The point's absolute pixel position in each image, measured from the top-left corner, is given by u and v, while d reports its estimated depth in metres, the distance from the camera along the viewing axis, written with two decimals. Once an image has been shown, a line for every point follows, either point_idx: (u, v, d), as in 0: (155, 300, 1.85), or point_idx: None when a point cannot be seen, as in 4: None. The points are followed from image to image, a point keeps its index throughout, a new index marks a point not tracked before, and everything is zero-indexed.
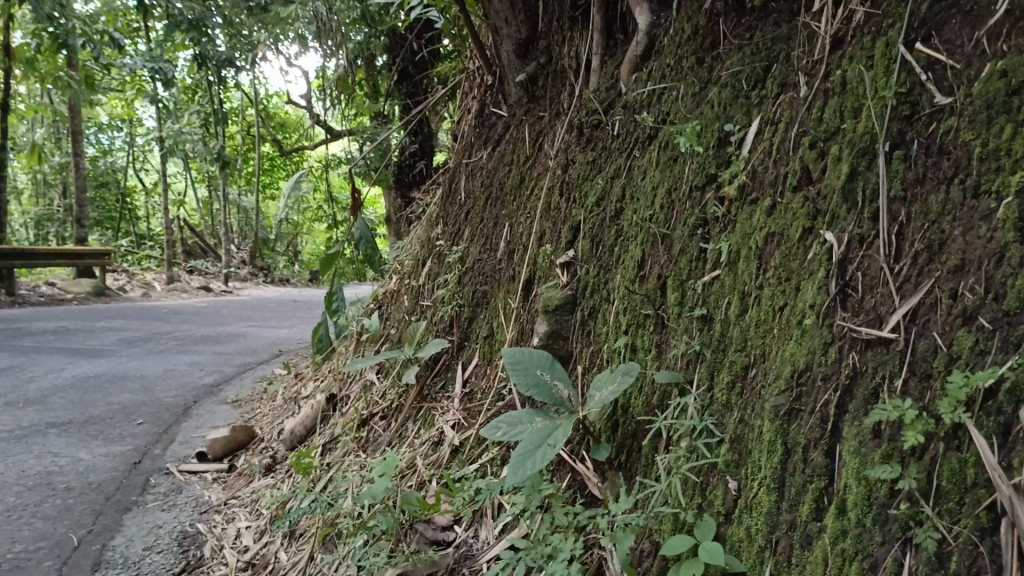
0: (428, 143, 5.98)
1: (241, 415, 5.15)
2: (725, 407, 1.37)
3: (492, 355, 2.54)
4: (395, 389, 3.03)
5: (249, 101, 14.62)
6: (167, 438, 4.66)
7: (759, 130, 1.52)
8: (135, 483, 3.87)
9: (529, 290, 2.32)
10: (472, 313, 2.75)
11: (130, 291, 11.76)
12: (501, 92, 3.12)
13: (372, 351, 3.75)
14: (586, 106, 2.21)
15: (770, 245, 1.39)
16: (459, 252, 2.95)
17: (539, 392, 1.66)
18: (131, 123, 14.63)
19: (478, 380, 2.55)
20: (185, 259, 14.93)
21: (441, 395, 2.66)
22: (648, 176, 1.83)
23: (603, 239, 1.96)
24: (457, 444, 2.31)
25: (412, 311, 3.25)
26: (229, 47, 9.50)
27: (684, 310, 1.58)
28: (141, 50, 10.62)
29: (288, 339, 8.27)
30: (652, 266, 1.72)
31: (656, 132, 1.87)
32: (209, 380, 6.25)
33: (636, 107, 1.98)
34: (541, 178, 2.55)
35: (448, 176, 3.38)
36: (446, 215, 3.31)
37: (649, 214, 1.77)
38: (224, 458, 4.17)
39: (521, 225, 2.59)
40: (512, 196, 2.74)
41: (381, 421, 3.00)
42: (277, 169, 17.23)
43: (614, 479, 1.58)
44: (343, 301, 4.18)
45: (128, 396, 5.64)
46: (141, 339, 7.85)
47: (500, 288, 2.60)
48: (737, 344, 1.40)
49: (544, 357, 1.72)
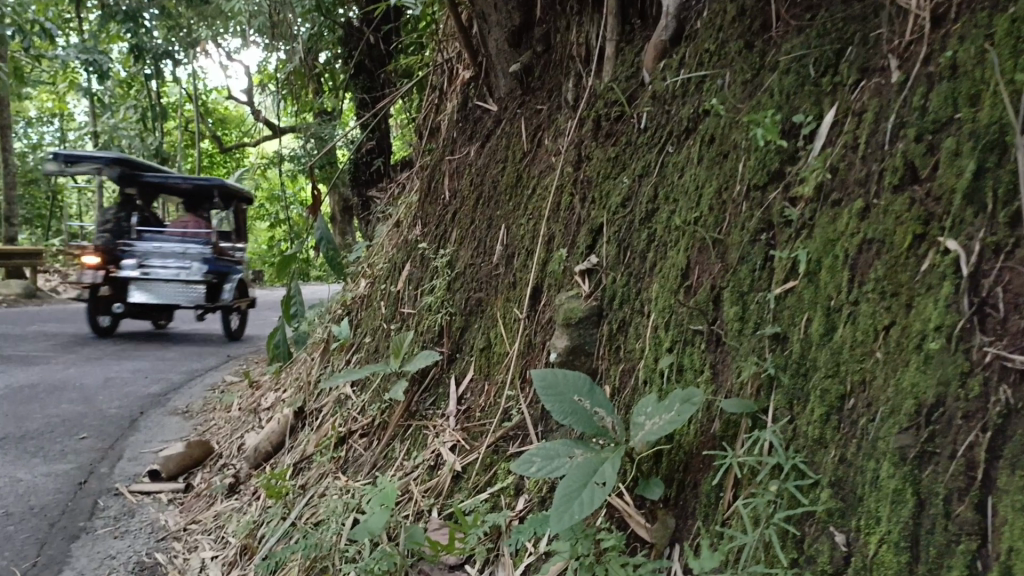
0: (386, 139, 5.68)
1: (193, 428, 4.82)
2: (816, 444, 1.17)
3: (492, 369, 2.32)
4: (376, 403, 2.79)
5: (189, 97, 14.08)
6: (113, 455, 4.32)
7: (836, 121, 1.33)
8: (81, 507, 3.55)
9: (537, 299, 2.12)
10: (464, 322, 2.53)
11: (64, 293, 11.17)
12: (488, 83, 2.90)
13: (344, 361, 3.54)
14: (603, 97, 2.01)
15: (865, 254, 1.20)
16: (447, 255, 2.73)
17: (579, 421, 1.45)
18: (63, 117, 13.97)
19: (476, 396, 2.33)
20: None
21: (432, 412, 2.44)
22: (689, 173, 1.63)
23: (634, 244, 1.76)
24: (460, 469, 2.10)
25: (391, 320, 3.01)
26: (169, 39, 9.03)
27: (746, 328, 1.39)
28: (75, 42, 10.08)
29: (235, 343, 7.88)
30: (702, 275, 1.52)
31: (694, 125, 1.67)
32: (156, 389, 5.89)
33: (667, 98, 1.78)
34: (543, 176, 2.35)
35: (427, 173, 3.15)
36: (427, 216, 3.08)
37: (694, 217, 1.58)
38: (179, 477, 3.86)
39: (522, 227, 2.38)
40: (508, 196, 2.53)
41: (362, 439, 2.76)
42: (216, 167, 16.63)
43: (665, 520, 1.38)
44: (303, 307, 3.90)
45: (67, 408, 5.25)
46: (79, 345, 7.41)
47: (499, 296, 2.39)
48: (824, 369, 1.21)
49: (581, 381, 1.51)
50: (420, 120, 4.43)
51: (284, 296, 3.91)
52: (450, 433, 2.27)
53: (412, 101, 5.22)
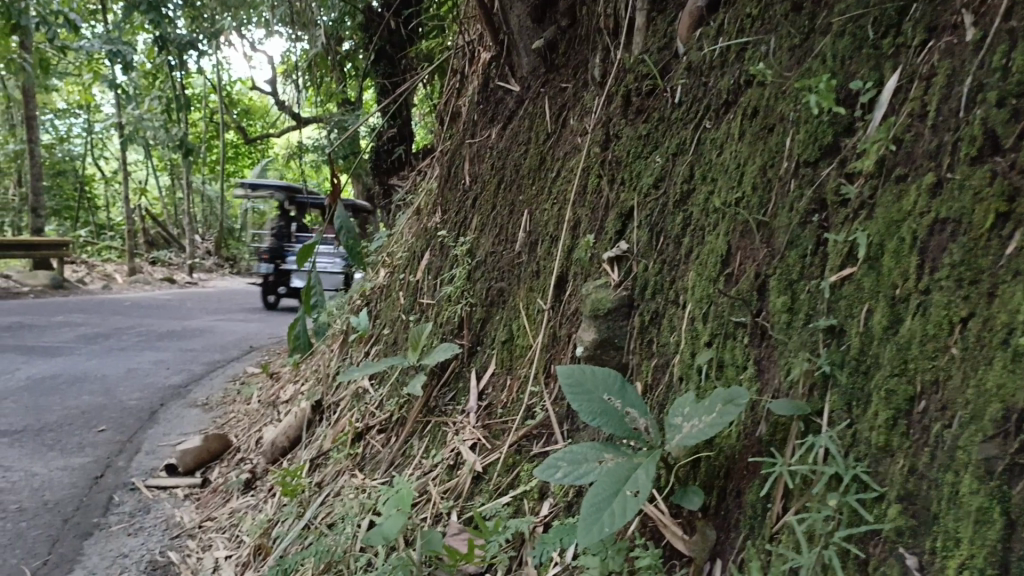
0: (407, 126, 5.56)
1: (212, 420, 4.74)
2: (880, 452, 1.03)
3: (515, 363, 2.19)
4: (394, 398, 2.68)
5: (213, 88, 14.05)
6: (131, 448, 4.25)
7: (899, 87, 1.18)
8: (97, 502, 3.47)
9: (562, 289, 1.99)
10: (485, 314, 2.40)
11: (90, 284, 11.17)
12: (510, 63, 2.76)
13: (363, 353, 3.43)
14: (633, 71, 1.87)
15: (938, 236, 1.05)
16: (467, 243, 2.60)
17: (608, 422, 1.32)
18: (89, 109, 13.99)
19: (497, 392, 2.21)
20: (148, 249, 14.32)
21: (452, 408, 2.32)
22: (730, 150, 1.49)
23: (668, 228, 1.62)
24: (480, 470, 1.97)
25: (410, 311, 2.89)
26: (192, 29, 8.96)
27: (796, 320, 1.24)
28: (99, 33, 10.05)
29: (257, 334, 7.82)
30: (744, 262, 1.38)
31: (735, 98, 1.53)
32: (177, 380, 5.83)
33: (703, 69, 1.63)
34: (568, 158, 2.21)
35: (447, 158, 3.02)
36: (447, 203, 2.95)
37: (736, 197, 1.43)
38: (196, 471, 3.77)
39: (546, 212, 2.25)
40: (531, 180, 2.39)
41: (380, 435, 2.64)
42: (240, 158, 16.61)
43: (705, 531, 1.25)
44: (323, 297, 3.80)
45: (88, 400, 5.19)
46: (102, 336, 7.38)
47: (522, 285, 2.26)
48: (888, 367, 1.07)
49: (612, 378, 1.38)
50: (442, 106, 4.30)
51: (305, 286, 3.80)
52: (471, 431, 2.14)
53: (434, 87, 5.10)
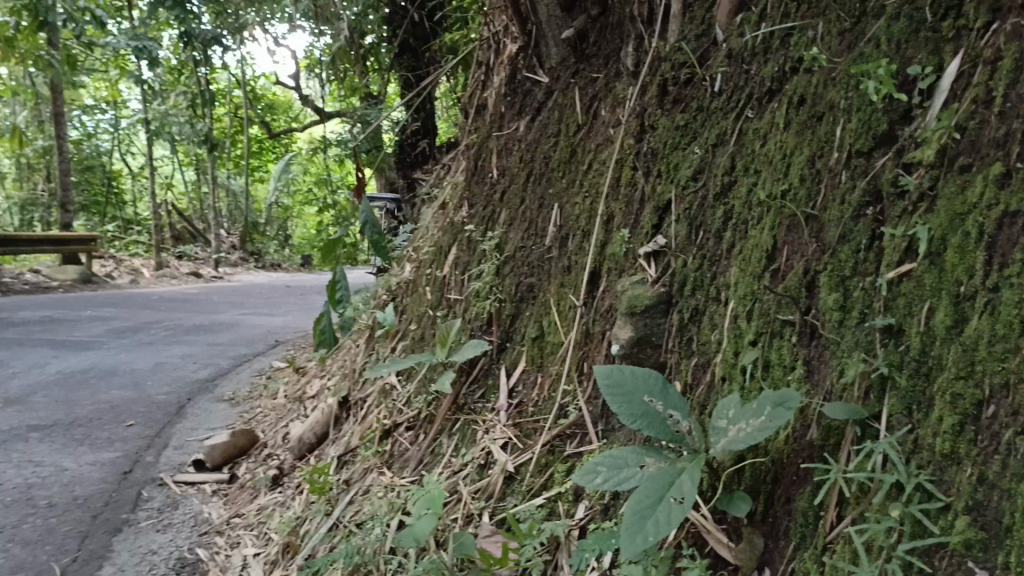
0: (431, 119, 5.51)
1: (239, 415, 4.73)
2: (946, 459, 0.97)
3: (546, 360, 2.14)
4: (422, 395, 2.63)
5: (238, 83, 14.08)
6: (159, 443, 4.24)
7: (961, 73, 1.12)
8: (125, 497, 3.46)
9: (595, 285, 1.93)
10: (515, 310, 2.35)
11: (118, 278, 11.25)
12: (538, 54, 2.71)
13: (389, 349, 3.39)
14: (669, 58, 1.80)
15: (1007, 230, 0.99)
16: (495, 238, 2.55)
17: (649, 426, 1.26)
18: (116, 105, 14.06)
19: (528, 390, 2.16)
20: (174, 244, 14.40)
21: (481, 406, 2.27)
22: (775, 141, 1.43)
23: (708, 223, 1.56)
24: (512, 471, 1.93)
25: (438, 306, 2.85)
26: (216, 24, 8.97)
27: (849, 319, 1.18)
28: (125, 29, 10.08)
29: (282, 328, 7.82)
30: (792, 257, 1.32)
31: (779, 86, 1.46)
32: (204, 374, 5.83)
33: (745, 56, 1.57)
34: (600, 151, 2.16)
35: (474, 151, 2.98)
36: (475, 196, 2.91)
37: (782, 190, 1.37)
38: (223, 467, 3.76)
39: (577, 206, 2.19)
40: (562, 173, 2.34)
41: (408, 432, 2.60)
42: (264, 153, 16.65)
43: (752, 539, 1.19)
44: (348, 292, 3.76)
45: (116, 394, 5.20)
46: (130, 330, 7.40)
47: (553, 281, 2.20)
48: (953, 369, 1.01)
49: (653, 378, 1.32)
50: (467, 98, 4.25)
51: (330, 281, 3.77)
52: (502, 430, 2.10)
53: (459, 79, 5.04)
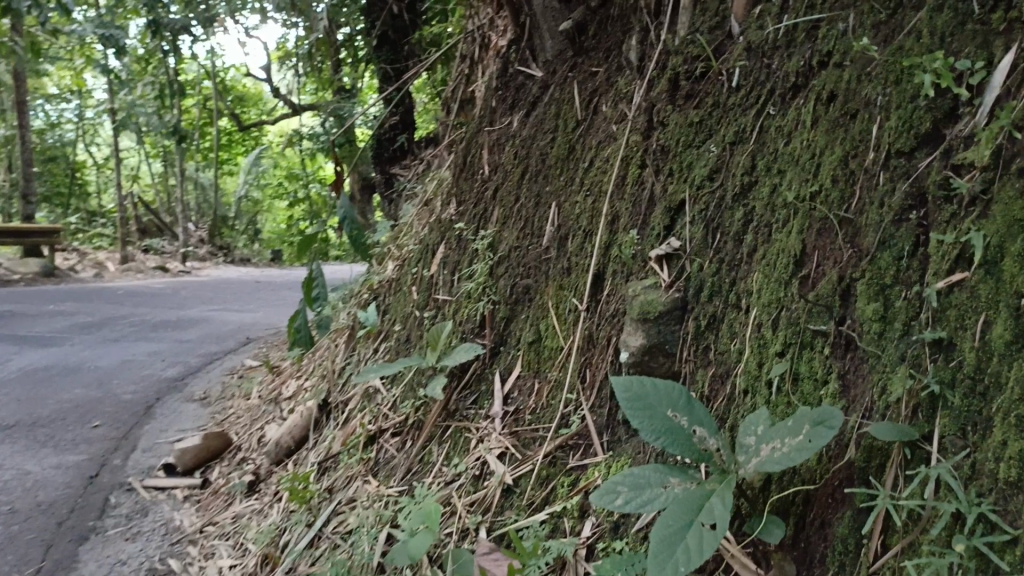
0: (410, 113, 5.38)
1: (210, 416, 4.58)
2: (1011, 487, 0.90)
3: (544, 366, 2.06)
4: (409, 400, 2.53)
5: (207, 74, 13.81)
6: (126, 445, 4.09)
7: (1016, 67, 1.04)
8: (92, 503, 3.32)
9: (599, 288, 1.85)
10: (509, 312, 2.27)
11: (82, 272, 10.96)
12: (531, 46, 2.62)
13: (372, 350, 3.29)
14: (680, 51, 1.72)
15: None
16: (488, 236, 2.47)
17: (673, 444, 1.18)
18: (81, 95, 13.73)
19: (525, 397, 2.07)
20: (140, 237, 14.10)
21: (475, 413, 2.19)
22: (803, 138, 1.35)
23: (726, 225, 1.48)
24: (511, 483, 1.84)
25: (425, 308, 2.75)
26: (186, 13, 8.74)
27: (890, 330, 1.11)
28: (91, 17, 9.80)
29: (253, 325, 7.65)
30: (823, 263, 1.24)
31: (805, 81, 1.39)
32: (173, 372, 5.66)
33: (766, 49, 1.49)
34: (602, 148, 2.07)
35: (462, 147, 2.88)
36: (463, 193, 2.81)
37: (811, 191, 1.29)
38: (195, 471, 3.63)
39: (577, 204, 2.11)
40: (560, 170, 2.26)
41: (394, 438, 2.50)
42: (234, 146, 16.36)
43: (784, 567, 1.11)
44: (325, 291, 3.64)
45: (80, 394, 5.03)
46: (95, 326, 7.20)
47: (551, 283, 2.13)
48: (1016, 389, 0.93)
49: (675, 391, 1.24)
50: (449, 92, 4.13)
51: (307, 278, 3.65)
52: (498, 439, 2.01)
53: (441, 73, 4.92)
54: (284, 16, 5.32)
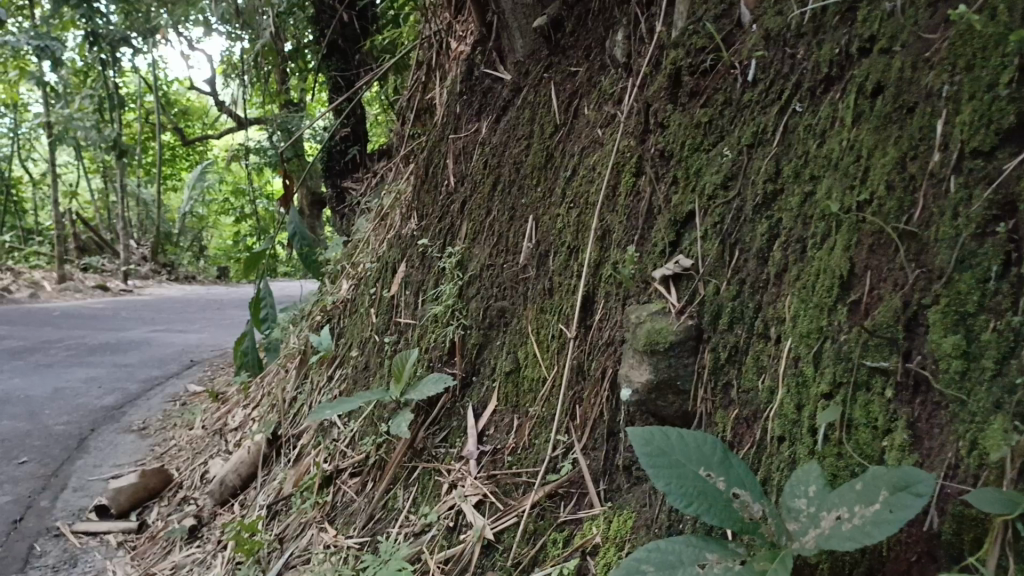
0: (362, 125, 5.12)
1: (149, 449, 4.25)
2: None
3: (524, 400, 1.86)
4: (369, 436, 2.29)
5: (149, 87, 13.34)
6: (56, 484, 3.75)
7: None
8: (15, 553, 2.99)
9: (590, 313, 1.64)
10: (483, 339, 2.05)
11: (15, 292, 10.41)
12: (500, 47, 2.41)
13: (327, 377, 3.03)
14: (681, 42, 1.51)
15: None
16: (456, 254, 2.25)
17: (712, 511, 0.95)
18: (16, 108, 13.14)
19: (504, 435, 1.85)
20: (79, 255, 13.53)
21: (446, 454, 1.96)
22: (842, 138, 1.15)
23: (746, 241, 1.27)
24: (492, 538, 1.60)
25: (386, 333, 2.51)
26: (125, 23, 8.36)
27: (978, 370, 0.90)
28: (25, 27, 9.34)
29: (198, 346, 7.28)
30: (878, 285, 1.04)
31: (841, 72, 1.19)
32: (110, 400, 5.30)
33: (789, 37, 1.28)
34: (586, 155, 1.86)
35: (424, 156, 2.66)
36: (425, 207, 2.59)
37: (858, 200, 1.09)
38: (132, 512, 3.31)
39: (558, 218, 1.89)
40: (537, 180, 2.05)
41: (353, 480, 2.25)
42: (177, 161, 15.86)
43: None
44: (274, 312, 3.35)
45: (6, 426, 4.64)
46: (27, 350, 6.76)
47: (531, 305, 1.92)
48: None
49: (706, 444, 1.02)
50: (404, 102, 3.90)
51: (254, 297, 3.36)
52: (474, 484, 1.78)
53: (395, 83, 4.68)
54: (227, 25, 5.04)
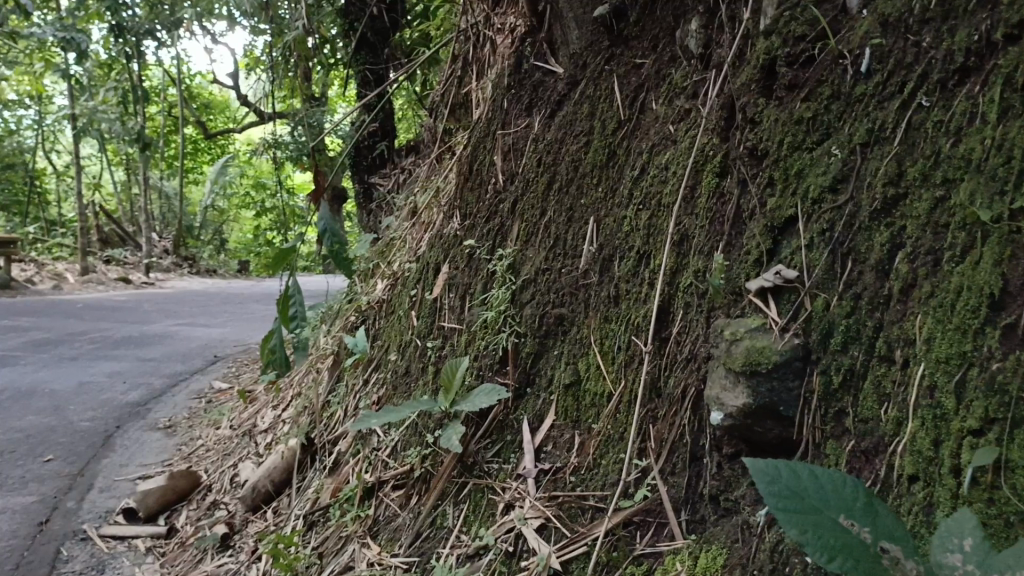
0: (391, 120, 5.01)
1: (175, 449, 4.16)
2: None
3: (585, 416, 1.74)
4: (413, 446, 2.17)
5: (173, 80, 13.29)
6: (82, 484, 3.66)
7: None
8: (42, 557, 2.90)
9: (666, 324, 1.51)
10: (538, 347, 1.92)
11: (38, 283, 10.37)
12: (554, 37, 2.28)
13: (362, 380, 2.92)
14: (774, 30, 1.37)
15: None
16: (508, 257, 2.12)
17: (856, 566, 0.83)
18: (41, 100, 13.12)
19: (565, 453, 1.73)
20: (102, 248, 13.52)
21: (501, 471, 1.84)
22: (987, 138, 1.01)
23: (861, 251, 1.14)
24: (559, 569, 1.47)
25: (428, 336, 2.39)
26: (150, 15, 8.25)
27: None
28: (51, 19, 9.27)
29: (222, 341, 7.20)
30: None
31: (980, 63, 1.06)
32: (134, 396, 5.21)
33: (913, 22, 1.15)
34: (656, 153, 1.73)
35: (468, 153, 2.54)
36: (469, 206, 2.47)
37: (1009, 208, 0.97)
38: (160, 516, 3.22)
39: (624, 220, 1.76)
40: (597, 180, 1.92)
41: (396, 494, 2.13)
42: (200, 154, 15.82)
43: None
44: (301, 307, 3.20)
45: (31, 422, 4.56)
46: (50, 343, 6.70)
47: (593, 313, 1.79)
48: None
49: (845, 487, 0.90)
50: (440, 97, 3.78)
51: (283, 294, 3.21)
52: (535, 506, 1.65)
53: (426, 78, 4.57)
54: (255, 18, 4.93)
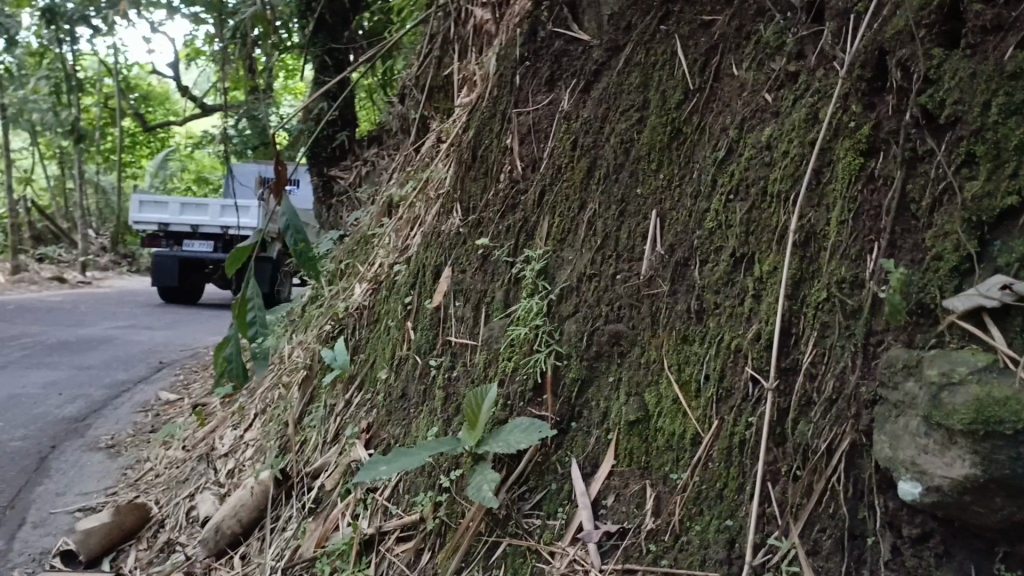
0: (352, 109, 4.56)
1: (120, 474, 3.67)
2: None
3: (657, 461, 1.36)
4: (425, 489, 1.77)
5: (109, 72, 12.52)
6: (11, 520, 3.16)
7: None
8: None
9: (790, 348, 1.15)
10: (587, 374, 1.52)
11: None
12: None
13: (344, 400, 2.50)
14: None
15: None
16: (540, 258, 1.72)
17: None
18: None
19: (635, 511, 1.34)
20: (35, 247, 12.69)
21: (546, 530, 1.41)
22: None
23: None
24: None
25: (429, 353, 1.98)
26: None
27: None
28: None
29: (166, 345, 6.64)
30: None
31: None
32: (72, 411, 4.68)
33: None
34: (747, 130, 1.41)
35: (469, 137, 2.13)
36: (472, 198, 2.08)
37: None
38: (105, 560, 2.75)
39: (709, 215, 1.42)
40: (657, 164, 1.56)
41: (402, 549, 1.72)
42: (138, 148, 15.00)
43: None
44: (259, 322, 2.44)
45: None
46: None
47: (667, 331, 1.42)
48: None
49: None
50: (412, 80, 3.37)
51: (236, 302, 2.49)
52: None
53: (391, 64, 4.14)
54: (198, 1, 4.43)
